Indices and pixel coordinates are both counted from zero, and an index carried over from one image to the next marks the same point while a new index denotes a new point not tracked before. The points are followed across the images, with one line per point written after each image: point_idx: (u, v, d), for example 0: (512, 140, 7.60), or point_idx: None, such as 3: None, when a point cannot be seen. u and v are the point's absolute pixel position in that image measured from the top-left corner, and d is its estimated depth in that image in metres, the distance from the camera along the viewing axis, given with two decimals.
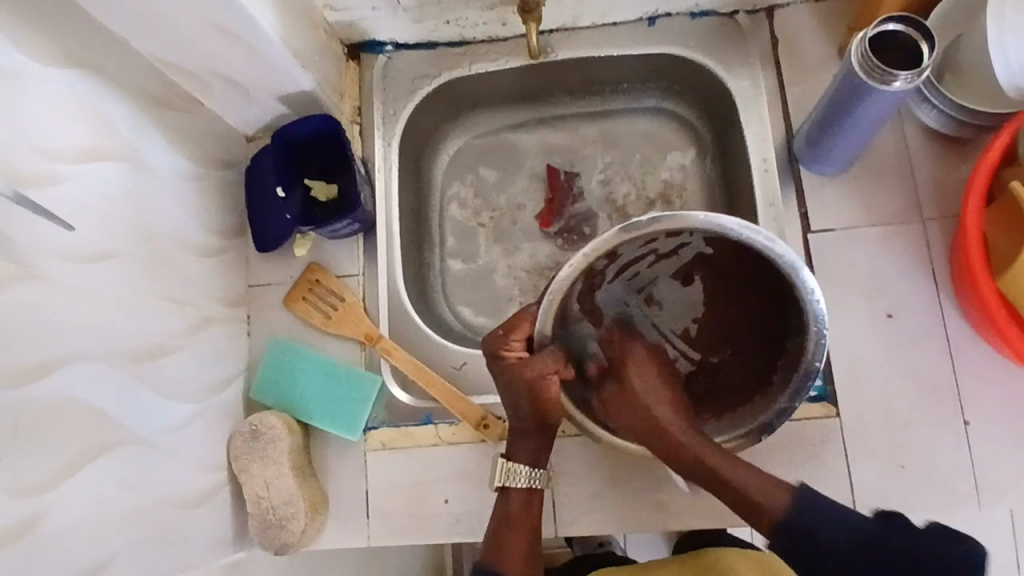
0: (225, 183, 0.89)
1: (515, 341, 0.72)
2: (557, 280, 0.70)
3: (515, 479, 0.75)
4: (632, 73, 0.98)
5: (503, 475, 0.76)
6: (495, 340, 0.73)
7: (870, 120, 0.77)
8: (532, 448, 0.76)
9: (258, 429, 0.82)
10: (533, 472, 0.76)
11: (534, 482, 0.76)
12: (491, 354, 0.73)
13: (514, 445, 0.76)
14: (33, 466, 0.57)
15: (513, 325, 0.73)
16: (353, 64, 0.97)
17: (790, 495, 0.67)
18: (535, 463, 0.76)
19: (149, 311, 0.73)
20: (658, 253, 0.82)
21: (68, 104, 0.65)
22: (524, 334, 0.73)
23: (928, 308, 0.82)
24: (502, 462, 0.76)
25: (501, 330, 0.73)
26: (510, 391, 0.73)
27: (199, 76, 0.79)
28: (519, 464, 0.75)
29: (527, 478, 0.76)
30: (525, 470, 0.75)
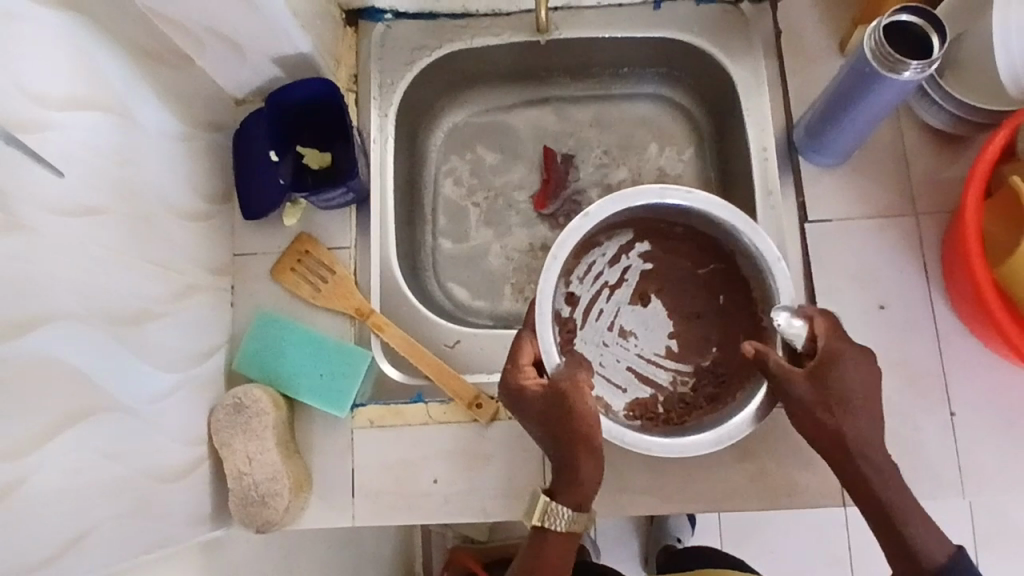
0: (212, 146, 0.86)
1: (526, 364, 0.69)
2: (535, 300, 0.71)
3: (555, 521, 0.67)
4: (634, 56, 0.97)
5: (541, 514, 0.67)
6: (506, 376, 0.69)
7: (876, 112, 0.77)
8: (577, 491, 0.67)
9: (242, 402, 0.79)
10: (576, 516, 0.67)
11: (575, 524, 0.67)
12: (510, 393, 0.68)
13: (560, 483, 0.67)
14: (12, 429, 0.53)
15: (515, 354, 0.70)
16: (350, 31, 0.93)
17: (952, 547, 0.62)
18: (579, 506, 0.67)
19: (134, 273, 0.69)
20: (610, 285, 0.86)
21: (57, 46, 0.61)
22: (531, 357, 0.70)
23: (919, 300, 0.83)
24: (541, 501, 0.67)
25: (509, 364, 0.70)
26: (542, 424, 0.67)
27: (193, 29, 0.75)
28: (561, 506, 0.67)
29: (569, 521, 0.67)
30: (568, 512, 0.67)
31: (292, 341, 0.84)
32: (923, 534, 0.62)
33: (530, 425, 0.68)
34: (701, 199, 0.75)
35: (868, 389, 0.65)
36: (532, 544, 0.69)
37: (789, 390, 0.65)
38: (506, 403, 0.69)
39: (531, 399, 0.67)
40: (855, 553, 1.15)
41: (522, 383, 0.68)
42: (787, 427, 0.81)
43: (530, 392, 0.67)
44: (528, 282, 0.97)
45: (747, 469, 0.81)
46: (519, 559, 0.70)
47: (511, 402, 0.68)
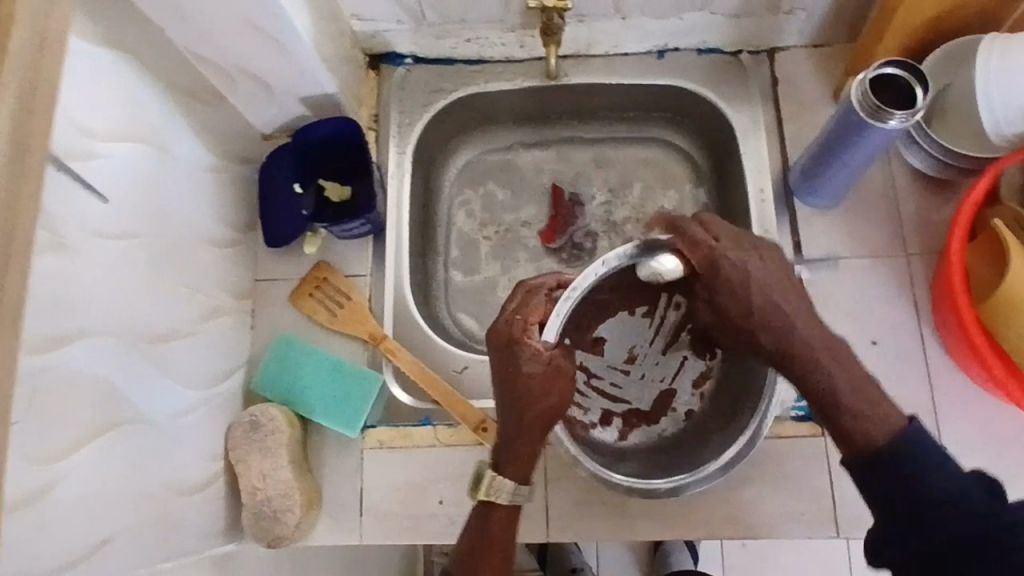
0: (240, 178, 0.91)
1: (536, 323, 0.66)
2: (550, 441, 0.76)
3: (498, 492, 0.65)
4: (639, 102, 1.03)
5: (486, 486, 0.66)
6: (511, 325, 0.66)
7: (865, 157, 0.82)
8: (521, 464, 0.66)
9: (258, 421, 0.83)
10: (518, 490, 0.66)
11: (518, 498, 0.66)
12: (506, 343, 0.66)
13: (504, 456, 0.66)
14: (47, 434, 0.57)
15: (525, 308, 0.67)
16: (372, 74, 1.00)
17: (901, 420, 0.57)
18: (524, 480, 0.66)
19: (164, 294, 0.74)
20: (589, 376, 0.90)
21: (107, 86, 0.67)
22: (541, 315, 0.67)
23: (911, 337, 0.86)
24: (487, 471, 0.66)
25: (517, 314, 0.67)
26: (518, 386, 0.65)
27: (229, 71, 0.81)
28: (506, 479, 0.66)
29: (513, 494, 0.66)
30: (510, 485, 0.65)
31: (307, 363, 0.87)
32: (878, 416, 0.57)
33: (505, 380, 0.65)
34: (576, 285, 0.66)
35: (794, 288, 0.62)
36: (477, 516, 0.67)
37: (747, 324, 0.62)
38: (496, 349, 0.66)
39: (525, 356, 0.64)
40: None
41: (524, 336, 0.65)
42: (782, 457, 0.84)
43: (527, 348, 0.65)
44: None
45: (743, 497, 0.83)
46: (462, 538, 0.68)
47: (502, 352, 0.66)
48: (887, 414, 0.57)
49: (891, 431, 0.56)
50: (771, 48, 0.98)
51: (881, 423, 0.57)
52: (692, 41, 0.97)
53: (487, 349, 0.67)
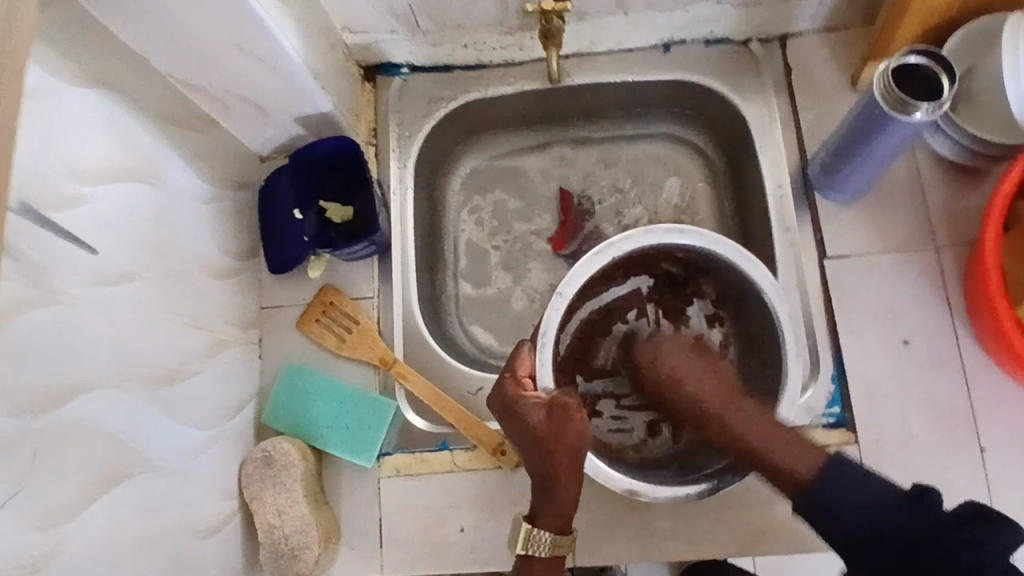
0: (239, 204, 0.88)
1: (525, 375, 0.72)
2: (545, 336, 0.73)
3: (537, 546, 0.70)
4: (646, 99, 0.99)
5: (524, 540, 0.71)
6: (505, 385, 0.72)
7: (889, 150, 0.78)
8: (557, 514, 0.70)
9: (271, 455, 0.81)
10: (559, 540, 0.70)
11: (557, 547, 0.71)
12: (504, 400, 0.71)
13: (541, 508, 0.71)
14: (51, 495, 0.55)
15: (514, 364, 0.73)
16: (369, 86, 0.97)
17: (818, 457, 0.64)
18: (562, 529, 0.71)
19: (167, 333, 0.72)
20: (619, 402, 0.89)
21: (94, 124, 0.64)
22: (530, 369, 0.73)
23: (944, 334, 0.82)
24: (524, 526, 0.71)
25: (508, 373, 0.73)
26: (530, 437, 0.69)
27: (220, 97, 0.78)
28: (543, 530, 0.70)
29: (552, 543, 0.70)
30: (548, 536, 0.70)
31: (318, 391, 0.85)
32: (794, 454, 0.65)
33: (518, 434, 0.70)
34: (544, 331, 0.73)
35: (719, 380, 0.73)
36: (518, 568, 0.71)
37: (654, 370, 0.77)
38: (499, 411, 0.72)
39: (526, 407, 0.70)
40: None
41: (520, 391, 0.71)
42: None
43: (527, 400, 0.70)
44: None
45: (774, 510, 0.81)
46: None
47: (507, 410, 0.71)
48: (805, 453, 0.65)
49: (811, 465, 0.63)
50: (783, 35, 0.93)
51: (801, 460, 0.64)
52: (700, 32, 0.93)
53: (491, 412, 0.72)
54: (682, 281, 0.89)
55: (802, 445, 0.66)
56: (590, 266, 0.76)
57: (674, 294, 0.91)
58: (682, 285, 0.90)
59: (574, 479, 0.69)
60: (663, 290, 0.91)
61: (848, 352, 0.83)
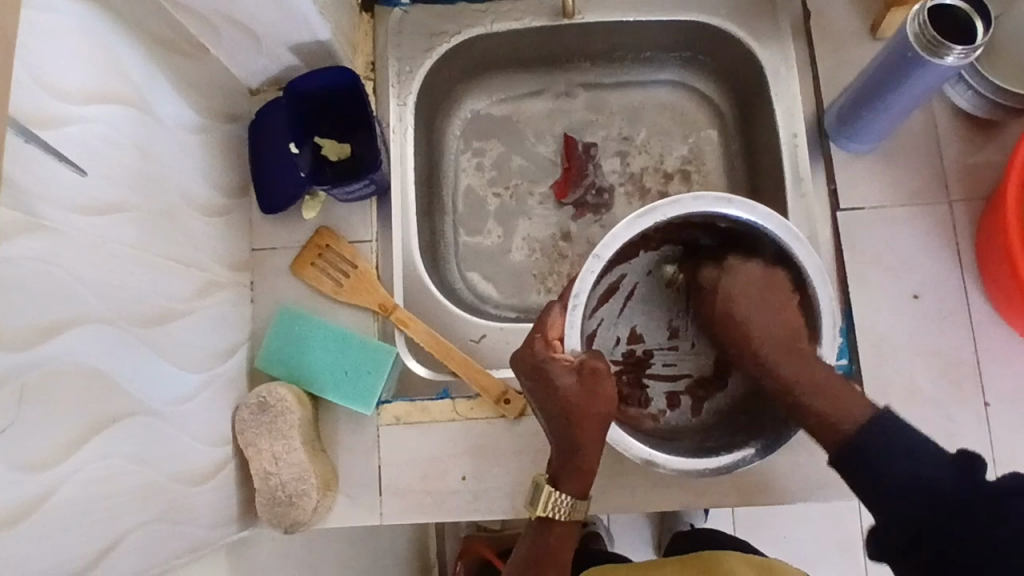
0: (229, 138, 0.83)
1: (556, 337, 0.70)
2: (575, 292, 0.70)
3: (555, 509, 0.68)
4: (657, 41, 0.95)
5: (543, 503, 0.69)
6: (534, 346, 0.70)
7: (913, 97, 0.75)
8: (580, 478, 0.69)
9: (267, 401, 0.78)
10: (577, 504, 0.69)
11: (575, 512, 0.69)
12: (533, 361, 0.69)
13: (563, 471, 0.69)
14: (41, 438, 0.51)
15: (544, 326, 0.71)
16: (366, 16, 0.91)
17: (867, 409, 0.63)
18: (582, 494, 0.69)
19: (157, 272, 0.67)
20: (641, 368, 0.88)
21: (79, 40, 0.58)
22: (561, 332, 0.71)
23: (953, 288, 0.81)
24: (545, 488, 0.68)
25: (538, 334, 0.71)
26: (559, 400, 0.68)
27: (212, 20, 0.72)
28: (564, 494, 0.69)
29: (571, 507, 0.69)
30: (569, 500, 0.68)
31: (314, 336, 0.82)
32: (845, 396, 0.65)
33: (545, 397, 0.69)
34: (576, 294, 0.69)
35: (790, 322, 0.71)
36: (534, 531, 0.70)
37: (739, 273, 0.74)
38: (526, 371, 0.70)
39: (556, 370, 0.68)
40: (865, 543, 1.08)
41: (550, 353, 0.69)
42: None
43: (556, 363, 0.68)
44: (550, 272, 0.96)
45: (778, 463, 0.80)
46: (519, 554, 0.70)
47: (535, 372, 0.69)
48: (856, 401, 0.64)
49: (860, 411, 0.63)
50: None
51: (851, 407, 0.64)
52: None
53: (515, 373, 0.70)
54: None
55: (853, 393, 0.65)
56: (630, 231, 0.71)
57: None
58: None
59: (598, 445, 0.68)
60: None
61: (857, 305, 0.82)
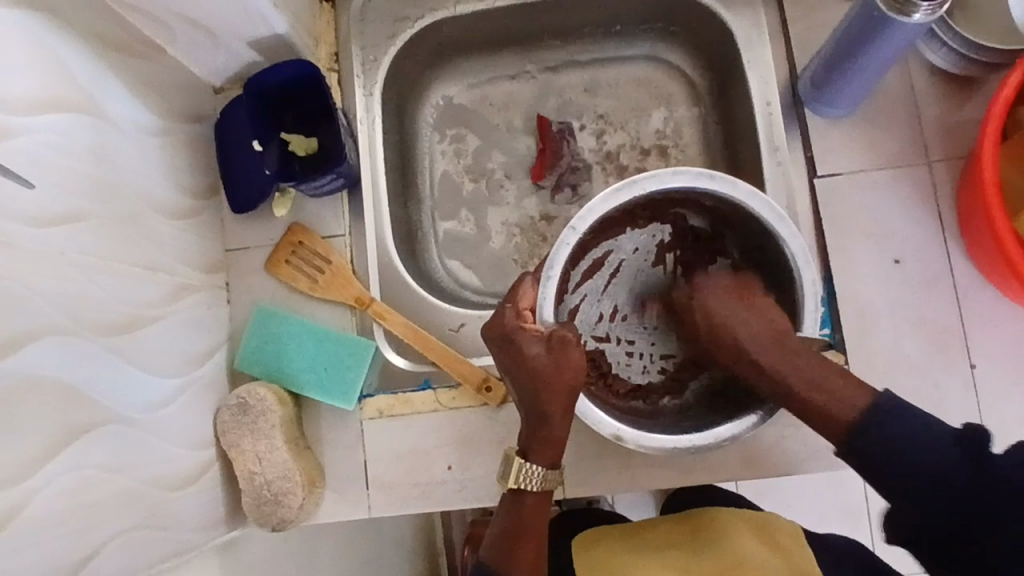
0: (194, 139, 0.82)
1: (528, 308, 0.70)
2: (550, 259, 0.69)
3: (529, 481, 0.69)
4: (627, 14, 0.93)
5: (516, 476, 0.69)
6: (505, 315, 0.70)
7: (884, 58, 0.74)
8: (551, 449, 0.70)
9: (246, 402, 0.77)
10: (549, 475, 0.70)
11: (547, 483, 0.70)
12: (504, 332, 0.69)
13: (534, 443, 0.70)
14: (10, 455, 0.51)
15: (516, 296, 0.71)
16: (327, 6, 0.89)
17: (869, 396, 0.62)
18: (553, 465, 0.70)
19: (123, 279, 0.67)
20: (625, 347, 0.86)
21: (21, 47, 0.57)
22: (532, 302, 0.71)
23: (935, 251, 0.80)
24: (517, 461, 0.69)
25: (508, 304, 0.71)
26: (528, 371, 0.68)
27: (165, 20, 0.71)
28: (536, 465, 0.69)
29: (542, 478, 0.69)
30: (540, 471, 0.69)
31: (291, 334, 0.82)
32: (844, 389, 0.63)
33: (513, 367, 0.69)
34: (550, 265, 0.69)
35: (768, 324, 0.69)
36: (508, 505, 0.70)
37: (705, 296, 0.74)
38: (495, 342, 0.70)
39: (526, 340, 0.68)
40: (868, 508, 1.08)
41: (520, 323, 0.69)
42: None
43: (526, 334, 0.69)
44: (531, 256, 0.95)
45: (764, 437, 0.80)
46: (495, 527, 0.70)
47: (506, 342, 0.69)
48: (851, 391, 0.63)
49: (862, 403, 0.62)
50: None
51: (846, 404, 0.62)
52: None
53: (485, 344, 0.70)
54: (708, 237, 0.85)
55: (850, 383, 0.63)
56: (609, 203, 0.70)
57: (697, 250, 0.86)
58: (706, 242, 0.85)
59: (566, 416, 0.69)
60: (684, 245, 0.86)
61: (839, 274, 0.81)
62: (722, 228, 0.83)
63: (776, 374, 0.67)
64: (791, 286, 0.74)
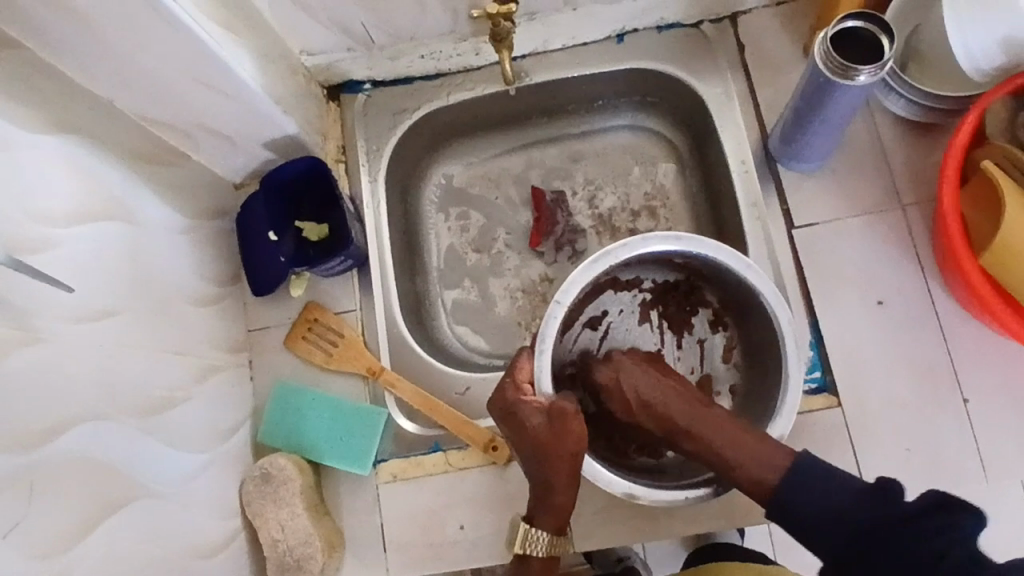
0: (217, 232, 0.91)
1: (526, 381, 0.74)
2: (543, 330, 0.74)
3: (534, 546, 0.72)
4: (605, 90, 1.00)
5: (522, 540, 0.73)
6: (506, 390, 0.74)
7: (841, 115, 0.79)
8: (555, 516, 0.72)
9: (269, 472, 0.83)
10: (554, 539, 0.72)
11: (554, 548, 0.72)
12: (506, 405, 0.73)
13: (539, 510, 0.73)
14: (50, 530, 0.57)
15: (514, 370, 0.75)
16: (334, 105, 0.99)
17: (790, 458, 0.67)
18: (558, 530, 0.73)
19: (155, 363, 0.74)
20: None
21: (63, 169, 0.66)
22: (530, 375, 0.75)
23: (916, 290, 0.83)
24: (522, 526, 0.72)
25: (508, 379, 0.75)
26: (531, 440, 0.71)
27: (188, 131, 0.81)
28: (540, 529, 0.72)
29: (548, 543, 0.72)
30: (546, 536, 0.72)
31: (309, 406, 0.87)
32: (761, 462, 0.68)
33: (517, 437, 0.72)
34: (542, 338, 0.74)
35: (684, 395, 0.74)
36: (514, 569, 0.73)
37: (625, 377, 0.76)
38: (500, 414, 0.74)
39: (526, 412, 0.72)
40: None
41: (520, 396, 0.73)
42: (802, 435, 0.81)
43: (527, 405, 0.72)
44: (533, 318, 1.00)
45: None
46: None
47: (508, 415, 0.73)
48: (770, 453, 0.68)
49: (779, 471, 0.66)
50: (733, 13, 0.94)
51: (766, 467, 0.67)
52: (650, 20, 0.94)
53: (491, 418, 0.74)
54: (688, 290, 0.89)
55: (771, 448, 0.68)
56: (585, 275, 0.75)
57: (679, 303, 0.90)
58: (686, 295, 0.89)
59: (571, 482, 0.71)
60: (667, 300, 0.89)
61: (824, 318, 0.84)
62: (701, 281, 0.87)
63: (698, 430, 0.71)
64: (776, 331, 0.78)
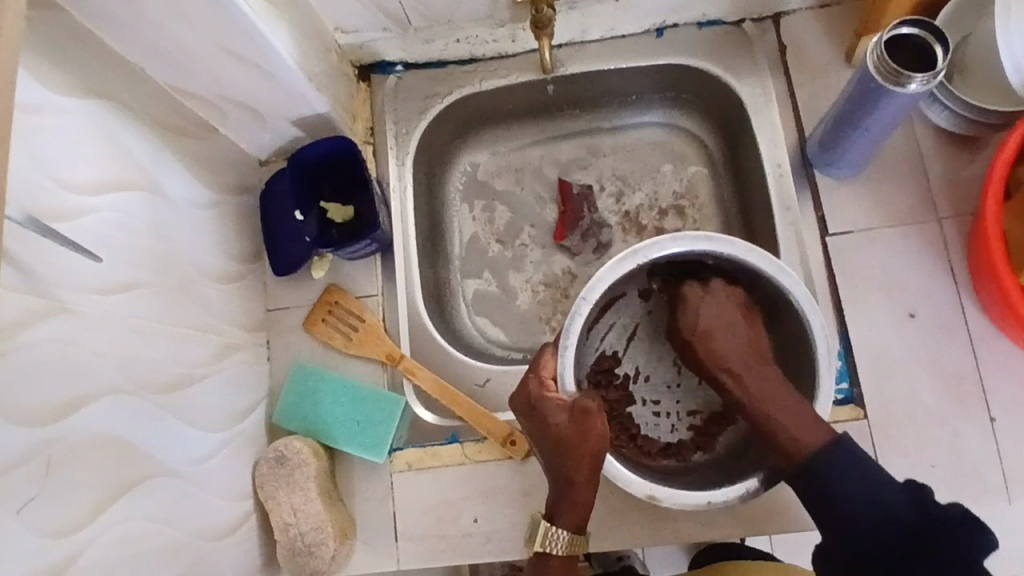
0: (241, 209, 0.90)
1: (550, 377, 0.73)
2: (568, 327, 0.73)
3: (555, 544, 0.70)
4: (640, 85, 0.99)
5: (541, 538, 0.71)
6: (529, 386, 0.73)
7: (887, 122, 0.77)
8: (576, 512, 0.71)
9: (284, 455, 0.82)
10: (575, 538, 0.71)
11: (574, 546, 0.71)
12: (529, 401, 0.72)
13: (558, 506, 0.71)
14: (64, 506, 0.55)
15: (538, 367, 0.74)
16: (364, 85, 0.97)
17: (829, 440, 0.66)
18: (579, 529, 0.71)
19: (174, 339, 0.73)
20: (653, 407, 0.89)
21: (92, 136, 0.64)
22: (554, 371, 0.74)
23: (949, 304, 0.82)
24: (542, 523, 0.71)
25: (532, 374, 0.74)
26: (552, 437, 0.70)
27: (219, 104, 0.79)
28: (560, 528, 0.71)
29: (568, 542, 0.71)
30: (566, 533, 0.71)
31: (327, 390, 0.86)
32: (806, 424, 0.67)
33: (539, 434, 0.71)
34: (568, 333, 0.73)
35: (750, 339, 0.74)
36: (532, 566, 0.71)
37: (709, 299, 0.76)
38: (522, 410, 0.73)
39: (549, 408, 0.71)
40: None
41: (543, 393, 0.72)
42: None
43: (549, 402, 0.71)
44: (555, 312, 0.99)
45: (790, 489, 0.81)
46: None
47: (531, 410, 0.72)
48: (813, 429, 0.67)
49: (820, 441, 0.66)
50: (776, 13, 0.93)
51: (807, 434, 0.67)
52: (692, 15, 0.92)
53: (513, 413, 0.73)
54: None
55: (814, 421, 0.67)
56: (616, 271, 0.74)
57: None
58: None
59: (592, 481, 0.70)
60: None
61: (854, 328, 0.83)
62: None
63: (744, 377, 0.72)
64: (807, 339, 0.77)
